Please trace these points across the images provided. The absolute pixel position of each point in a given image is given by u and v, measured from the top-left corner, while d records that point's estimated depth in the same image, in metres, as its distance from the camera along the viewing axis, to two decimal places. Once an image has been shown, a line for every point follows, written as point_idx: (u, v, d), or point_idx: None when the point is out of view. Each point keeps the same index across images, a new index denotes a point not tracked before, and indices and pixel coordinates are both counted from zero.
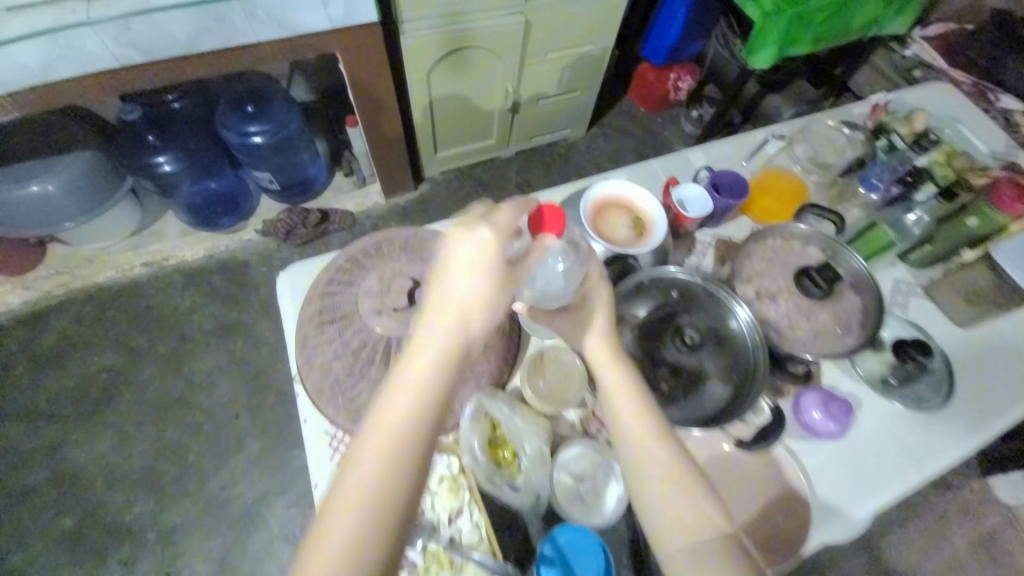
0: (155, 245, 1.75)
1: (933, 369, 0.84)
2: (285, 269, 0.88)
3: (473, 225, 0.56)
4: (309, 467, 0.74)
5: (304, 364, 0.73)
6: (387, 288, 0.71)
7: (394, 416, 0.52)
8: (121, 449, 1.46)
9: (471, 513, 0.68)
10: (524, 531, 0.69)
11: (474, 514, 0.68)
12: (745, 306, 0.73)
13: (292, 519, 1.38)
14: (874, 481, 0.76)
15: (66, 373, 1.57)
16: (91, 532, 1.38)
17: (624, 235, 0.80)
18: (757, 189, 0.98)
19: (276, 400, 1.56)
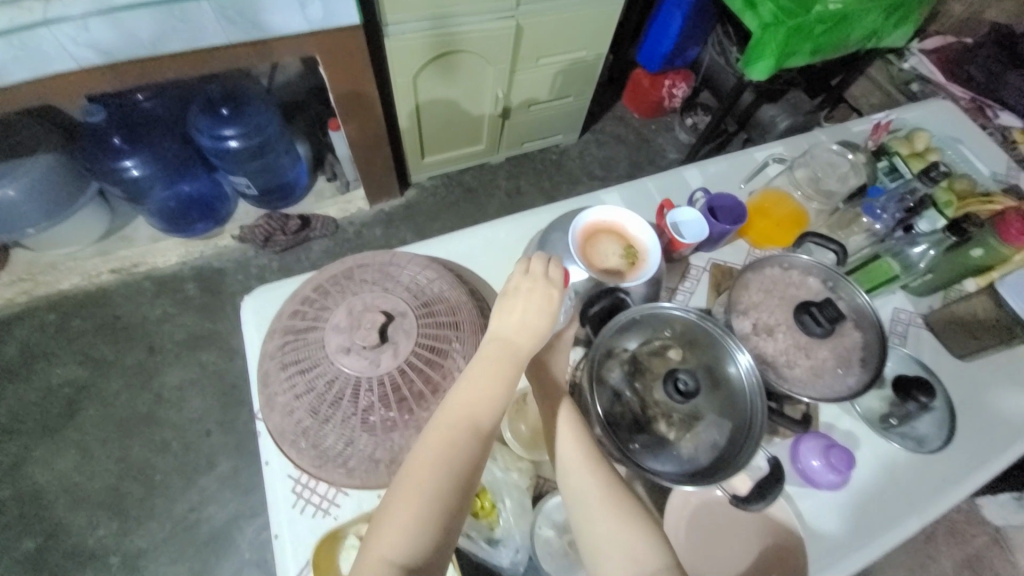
0: (125, 251, 1.67)
1: (935, 408, 0.80)
2: (250, 293, 0.82)
3: (522, 282, 0.60)
4: (270, 515, 0.68)
5: (265, 404, 0.67)
6: (357, 323, 0.64)
7: (422, 472, 0.51)
8: (84, 468, 1.39)
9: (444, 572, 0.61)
10: None
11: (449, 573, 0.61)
12: (747, 351, 0.68)
13: (264, 544, 1.32)
14: (874, 529, 0.72)
15: (27, 386, 1.49)
16: (51, 556, 1.30)
17: (612, 263, 0.75)
18: (753, 212, 0.94)
19: (251, 417, 1.49)
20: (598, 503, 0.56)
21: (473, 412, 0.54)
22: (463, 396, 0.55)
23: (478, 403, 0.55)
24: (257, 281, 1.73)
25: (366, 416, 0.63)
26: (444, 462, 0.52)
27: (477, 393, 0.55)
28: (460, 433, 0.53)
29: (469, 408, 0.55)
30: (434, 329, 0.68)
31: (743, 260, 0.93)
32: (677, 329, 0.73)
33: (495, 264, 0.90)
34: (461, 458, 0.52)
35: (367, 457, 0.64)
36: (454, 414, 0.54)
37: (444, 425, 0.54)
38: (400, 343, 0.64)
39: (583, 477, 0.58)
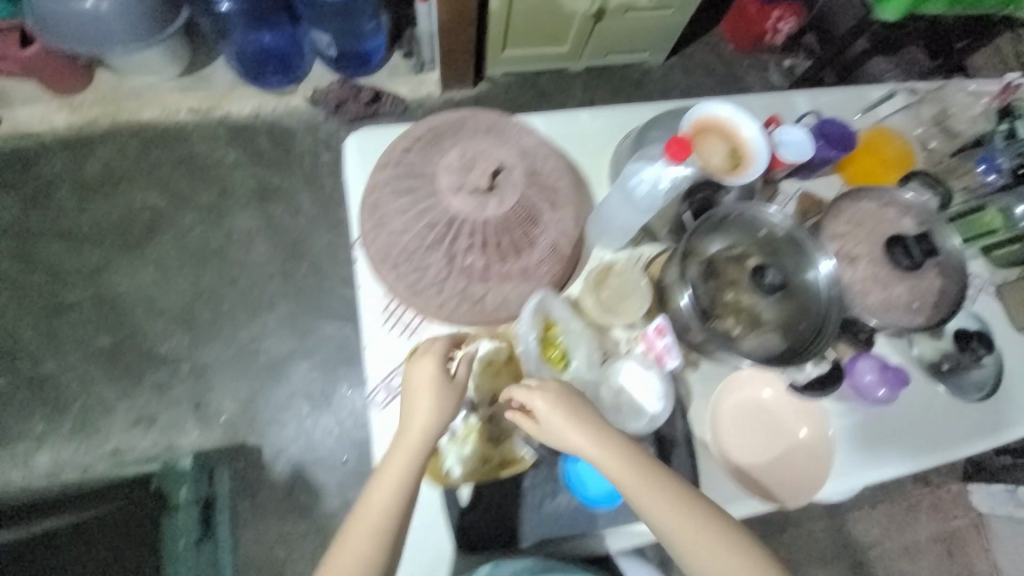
0: (202, 92, 1.68)
1: (985, 365, 0.83)
2: (355, 131, 0.86)
3: (417, 361, 0.66)
4: (361, 329, 0.76)
5: (371, 228, 0.73)
6: (469, 165, 0.68)
7: (392, 483, 0.62)
8: (161, 284, 1.54)
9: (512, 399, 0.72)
10: None
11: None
12: (831, 260, 0.71)
13: (312, 381, 1.49)
14: (896, 454, 0.78)
15: (110, 204, 1.59)
16: (130, 353, 1.48)
17: (716, 164, 0.75)
18: (861, 146, 0.91)
19: (308, 272, 1.60)
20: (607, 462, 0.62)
21: (424, 422, 0.64)
22: (420, 409, 0.64)
23: (429, 415, 0.64)
24: (324, 147, 1.71)
25: (466, 252, 0.70)
26: (406, 469, 0.63)
27: (429, 405, 0.64)
28: (413, 447, 0.63)
29: (425, 420, 0.64)
30: (535, 191, 0.71)
31: (834, 195, 0.91)
32: (759, 239, 0.75)
33: (587, 152, 0.90)
34: (415, 468, 0.63)
35: (460, 290, 0.73)
36: (413, 427, 0.64)
37: (401, 441, 0.64)
38: (506, 194, 0.68)
39: (615, 465, 0.62)
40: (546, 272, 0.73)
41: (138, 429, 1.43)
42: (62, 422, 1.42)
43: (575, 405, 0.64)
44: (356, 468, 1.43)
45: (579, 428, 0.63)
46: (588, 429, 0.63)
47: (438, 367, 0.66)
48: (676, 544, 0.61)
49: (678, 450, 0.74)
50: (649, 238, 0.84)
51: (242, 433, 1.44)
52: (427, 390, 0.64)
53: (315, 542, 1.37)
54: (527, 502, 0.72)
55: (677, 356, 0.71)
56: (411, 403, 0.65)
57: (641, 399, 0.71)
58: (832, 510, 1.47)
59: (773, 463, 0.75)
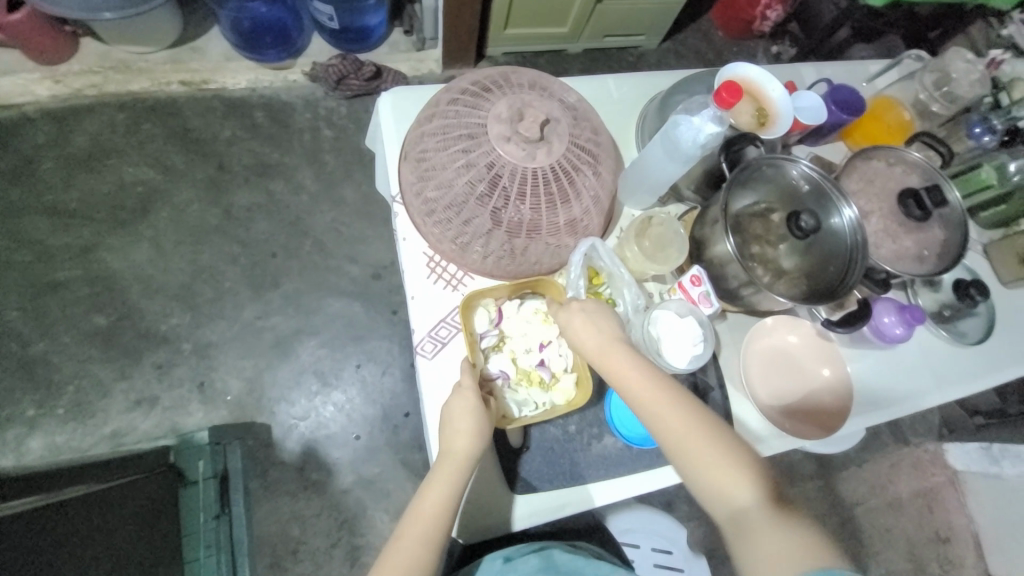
0: (195, 64, 1.57)
1: (978, 312, 0.91)
2: (390, 90, 0.88)
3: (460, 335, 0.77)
4: (407, 281, 0.79)
5: (417, 181, 0.77)
6: (519, 116, 0.70)
7: (434, 498, 0.65)
8: (158, 262, 1.43)
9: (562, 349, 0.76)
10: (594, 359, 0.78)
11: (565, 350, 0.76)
12: (853, 207, 0.74)
13: (320, 358, 1.41)
14: (905, 392, 0.85)
15: (99, 177, 1.47)
16: (125, 331, 1.37)
17: (744, 122, 0.80)
18: (869, 112, 0.96)
19: (312, 248, 1.49)
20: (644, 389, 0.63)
21: (465, 447, 0.66)
22: (462, 432, 0.67)
23: (469, 439, 0.67)
24: (324, 123, 1.60)
25: (514, 203, 0.72)
26: (450, 490, 0.65)
27: (470, 427, 0.67)
28: (456, 468, 0.66)
29: (467, 444, 0.66)
30: (579, 145, 0.74)
31: (842, 160, 0.97)
32: (785, 191, 0.77)
33: (617, 115, 0.92)
34: (458, 487, 0.66)
35: (505, 241, 0.75)
36: (457, 454, 0.66)
37: (444, 462, 0.67)
38: (554, 144, 0.71)
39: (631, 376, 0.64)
40: (588, 222, 0.77)
41: (139, 410, 1.32)
42: (56, 405, 1.30)
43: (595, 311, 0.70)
44: (369, 444, 1.37)
45: (593, 329, 0.68)
46: (600, 330, 0.68)
47: (471, 350, 0.73)
48: (692, 469, 0.60)
49: (714, 393, 0.78)
50: (676, 198, 0.88)
51: (251, 412, 1.35)
52: (467, 416, 0.67)
53: (330, 518, 1.32)
54: (575, 447, 0.75)
55: (714, 301, 0.76)
56: (452, 423, 0.68)
57: (680, 344, 0.73)
58: (840, 479, 1.51)
59: (795, 400, 0.81)
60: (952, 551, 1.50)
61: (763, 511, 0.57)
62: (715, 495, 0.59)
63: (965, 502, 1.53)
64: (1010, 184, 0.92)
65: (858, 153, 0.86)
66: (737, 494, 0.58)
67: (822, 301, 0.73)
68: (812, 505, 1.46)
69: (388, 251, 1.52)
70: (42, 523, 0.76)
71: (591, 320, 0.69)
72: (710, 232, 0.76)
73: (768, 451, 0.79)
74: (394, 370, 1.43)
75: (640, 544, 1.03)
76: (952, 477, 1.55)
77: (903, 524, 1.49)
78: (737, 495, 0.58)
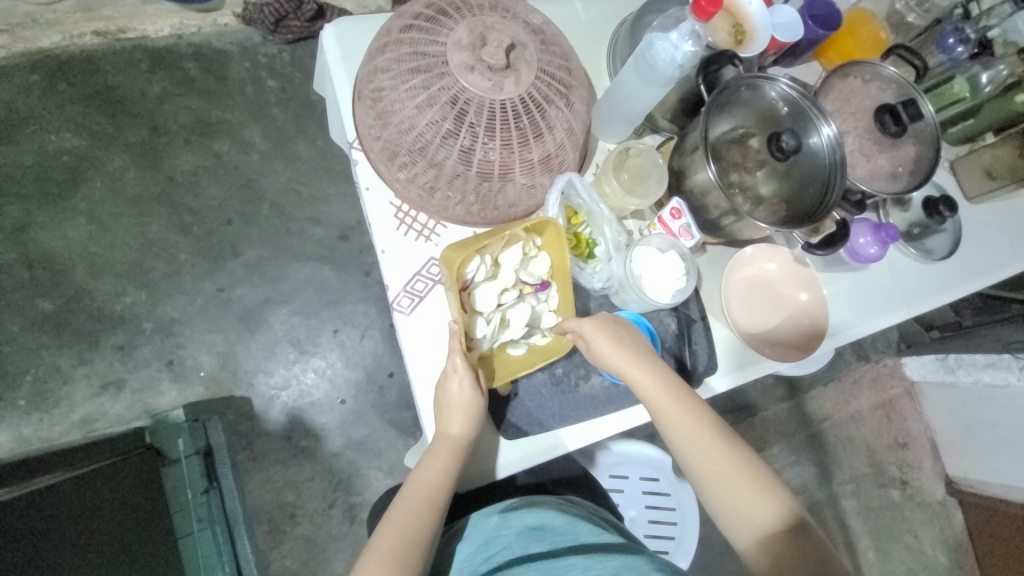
0: (108, 10, 1.34)
1: (945, 229, 0.93)
2: (333, 21, 0.79)
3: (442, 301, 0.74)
4: (376, 232, 0.75)
5: (379, 123, 0.71)
6: (482, 42, 0.64)
7: (436, 472, 0.67)
8: (101, 238, 1.31)
9: (551, 292, 0.72)
10: (576, 298, 0.77)
11: (553, 295, 0.73)
12: (831, 125, 0.72)
13: (294, 326, 1.36)
14: (875, 310, 0.88)
15: (16, 148, 1.30)
16: (78, 315, 1.28)
17: (721, 40, 0.75)
18: (844, 27, 0.92)
19: (271, 213, 1.39)
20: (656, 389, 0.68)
21: (462, 428, 0.67)
22: (457, 415, 0.67)
23: (466, 420, 0.67)
24: (266, 73, 1.44)
25: (483, 141, 0.67)
26: (447, 470, 0.68)
27: (468, 407, 0.67)
28: (453, 446, 0.68)
29: (464, 423, 0.67)
30: (551, 73, 0.69)
31: (816, 80, 0.94)
32: (763, 114, 0.74)
33: (586, 41, 0.85)
34: (455, 466, 0.68)
35: (476, 185, 0.70)
36: (455, 436, 0.67)
37: (442, 442, 0.68)
38: (522, 72, 0.65)
39: (643, 376, 0.68)
40: (564, 158, 0.73)
41: (106, 395, 1.26)
42: (15, 396, 1.23)
43: (632, 340, 0.69)
44: (355, 407, 1.36)
45: (628, 357, 0.68)
46: (636, 359, 0.68)
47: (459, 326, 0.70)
48: (698, 465, 0.67)
49: (697, 325, 0.78)
50: (651, 129, 0.84)
51: (228, 387, 1.31)
52: (464, 399, 0.67)
53: (324, 481, 1.32)
54: (563, 389, 0.75)
55: (694, 234, 0.75)
56: (447, 404, 0.68)
57: (664, 280, 0.73)
58: (811, 398, 1.60)
59: (773, 326, 0.83)
60: (908, 454, 1.64)
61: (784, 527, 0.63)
62: (739, 516, 0.65)
63: (920, 409, 1.67)
64: (981, 96, 0.91)
65: (834, 70, 0.83)
66: (763, 517, 0.64)
67: (803, 224, 0.72)
68: (781, 425, 1.56)
69: (354, 210, 1.43)
70: (24, 511, 0.74)
71: (617, 337, 0.69)
72: (690, 161, 0.73)
73: (749, 376, 0.81)
74: (373, 333, 1.39)
75: (628, 475, 1.07)
76: (909, 388, 1.67)
77: (865, 433, 1.61)
78: (762, 518, 0.64)
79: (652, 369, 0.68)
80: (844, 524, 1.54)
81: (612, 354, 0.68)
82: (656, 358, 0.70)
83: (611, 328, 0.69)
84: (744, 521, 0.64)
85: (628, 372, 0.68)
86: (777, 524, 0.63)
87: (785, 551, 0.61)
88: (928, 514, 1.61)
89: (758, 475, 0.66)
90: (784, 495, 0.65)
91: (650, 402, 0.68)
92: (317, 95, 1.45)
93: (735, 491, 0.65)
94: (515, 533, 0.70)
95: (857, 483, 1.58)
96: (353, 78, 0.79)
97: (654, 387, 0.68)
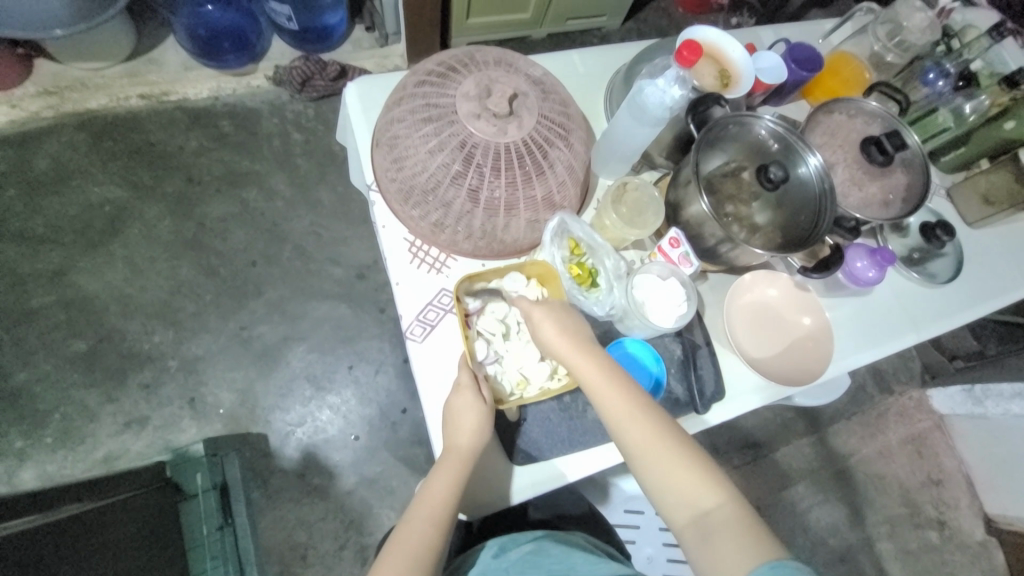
0: (153, 75, 1.52)
1: (945, 254, 0.95)
2: (355, 79, 0.88)
3: (451, 326, 0.78)
4: (390, 266, 0.80)
5: (394, 167, 0.78)
6: (487, 93, 0.71)
7: (440, 493, 0.67)
8: (134, 281, 1.40)
9: None
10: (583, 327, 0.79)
11: None
12: (818, 155, 0.76)
13: (311, 362, 1.40)
14: (880, 336, 0.88)
15: (63, 200, 1.42)
16: (107, 354, 1.34)
17: (709, 83, 0.82)
18: (826, 68, 0.98)
19: (293, 254, 1.47)
20: (596, 376, 0.67)
21: (469, 443, 0.68)
22: (464, 428, 0.69)
23: (471, 437, 0.68)
24: (293, 127, 1.57)
25: (489, 180, 0.72)
26: (454, 486, 0.68)
27: (473, 425, 0.68)
28: (457, 465, 0.68)
29: (469, 440, 0.68)
30: (550, 117, 0.75)
31: (805, 117, 0.99)
32: (752, 148, 0.79)
33: (583, 89, 0.92)
34: (462, 481, 0.68)
35: (483, 220, 0.76)
36: (461, 450, 0.68)
37: (448, 457, 0.69)
38: (524, 117, 0.72)
39: (583, 363, 0.67)
40: (566, 194, 0.79)
41: (129, 432, 1.29)
42: (44, 434, 1.27)
43: (576, 328, 0.70)
44: (368, 444, 1.37)
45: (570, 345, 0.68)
46: (574, 343, 0.68)
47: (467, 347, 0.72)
48: (636, 454, 0.64)
49: (702, 351, 0.80)
50: (648, 167, 0.89)
51: (245, 423, 1.34)
52: (471, 413, 0.69)
53: (336, 521, 1.31)
54: (571, 415, 0.76)
55: (694, 261, 0.78)
56: (454, 420, 0.69)
57: (667, 306, 0.76)
58: (833, 430, 1.55)
59: (776, 352, 0.84)
60: (944, 492, 1.55)
61: (727, 517, 0.61)
62: (682, 502, 0.63)
63: (952, 444, 1.59)
64: (965, 125, 0.96)
65: (819, 107, 0.88)
66: (704, 502, 0.62)
67: (798, 248, 0.74)
68: (802, 460, 1.51)
69: (370, 251, 1.50)
70: (45, 537, 0.77)
71: (558, 321, 0.70)
72: (684, 193, 0.77)
73: (756, 403, 0.81)
74: (387, 368, 1.42)
75: (645, 511, 1.04)
76: (938, 421, 1.61)
77: (894, 470, 1.54)
78: (703, 505, 0.62)
79: (590, 356, 0.67)
80: (881, 569, 1.45)
81: (556, 339, 0.69)
82: (593, 342, 0.69)
83: (554, 311, 0.70)
84: (681, 504, 0.63)
85: (572, 363, 0.67)
86: (715, 509, 0.61)
87: (727, 535, 0.59)
88: (970, 557, 1.51)
89: (698, 463, 0.63)
90: (726, 485, 0.63)
91: (590, 390, 0.66)
92: (338, 145, 1.57)
93: (673, 476, 0.63)
94: (512, 564, 0.70)
95: (891, 524, 1.50)
96: (372, 128, 0.87)
97: (595, 372, 0.67)
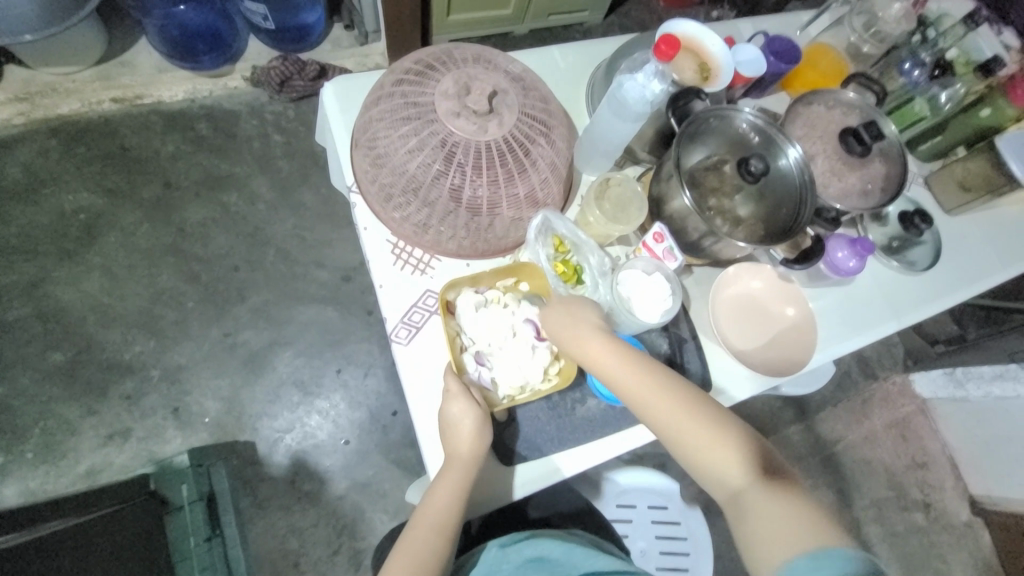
0: (126, 78, 1.48)
1: (924, 241, 0.96)
2: (332, 79, 0.86)
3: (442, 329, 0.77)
4: (375, 269, 0.78)
5: (373, 167, 0.77)
6: (467, 91, 0.70)
7: (443, 499, 0.66)
8: (113, 290, 1.36)
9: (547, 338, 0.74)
10: None
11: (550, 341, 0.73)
12: (797, 147, 0.76)
13: (298, 368, 1.38)
14: (863, 324, 0.89)
15: (35, 209, 1.38)
16: (86, 366, 1.31)
17: (689, 77, 0.82)
18: (804, 61, 0.99)
19: (276, 258, 1.45)
20: (630, 374, 0.64)
21: (468, 450, 0.67)
22: (462, 436, 0.68)
23: (471, 443, 0.67)
24: (273, 128, 1.54)
25: (470, 179, 0.72)
26: (455, 493, 0.67)
27: (472, 430, 0.68)
28: (458, 471, 0.67)
29: (470, 446, 0.67)
30: (532, 115, 0.75)
31: (784, 109, 1.00)
32: (734, 141, 0.79)
33: (564, 85, 0.92)
34: (463, 488, 0.67)
35: (466, 220, 0.75)
36: (460, 457, 0.67)
37: (449, 464, 0.68)
38: (504, 115, 0.71)
39: (615, 363, 0.65)
40: (550, 192, 0.78)
41: (112, 445, 1.26)
42: (24, 449, 1.23)
43: (598, 329, 0.68)
44: (359, 447, 1.35)
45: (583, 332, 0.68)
46: (599, 339, 0.66)
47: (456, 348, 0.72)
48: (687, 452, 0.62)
49: (688, 345, 0.80)
50: (631, 162, 0.89)
51: (232, 431, 1.31)
52: (468, 420, 0.68)
53: (328, 526, 1.30)
54: (561, 413, 0.76)
55: (678, 256, 0.78)
56: (452, 427, 0.68)
57: (653, 299, 0.75)
58: (820, 418, 1.58)
59: (762, 343, 0.84)
60: (929, 475, 1.59)
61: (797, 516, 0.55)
62: (739, 502, 0.58)
63: (935, 427, 1.63)
64: (941, 113, 0.98)
65: (798, 99, 0.89)
66: (763, 502, 0.57)
67: (781, 240, 0.75)
68: (792, 449, 1.53)
69: (355, 253, 1.49)
70: (32, 552, 0.76)
71: (578, 322, 0.68)
72: (667, 188, 0.77)
73: (742, 394, 0.82)
74: (376, 371, 1.41)
75: (637, 504, 1.04)
76: (922, 405, 1.64)
77: (881, 454, 1.57)
78: (765, 505, 0.57)
79: (624, 356, 0.65)
80: (870, 552, 1.48)
81: (583, 339, 0.67)
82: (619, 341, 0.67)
83: (575, 315, 0.69)
84: (740, 505, 0.58)
85: (599, 363, 0.66)
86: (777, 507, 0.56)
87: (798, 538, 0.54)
88: (956, 537, 1.55)
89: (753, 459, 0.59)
90: (788, 484, 0.58)
91: (628, 392, 0.64)
92: (320, 146, 1.54)
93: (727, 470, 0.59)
94: (515, 567, 0.71)
95: (879, 507, 1.53)
96: (350, 129, 0.85)
97: (627, 369, 0.64)
